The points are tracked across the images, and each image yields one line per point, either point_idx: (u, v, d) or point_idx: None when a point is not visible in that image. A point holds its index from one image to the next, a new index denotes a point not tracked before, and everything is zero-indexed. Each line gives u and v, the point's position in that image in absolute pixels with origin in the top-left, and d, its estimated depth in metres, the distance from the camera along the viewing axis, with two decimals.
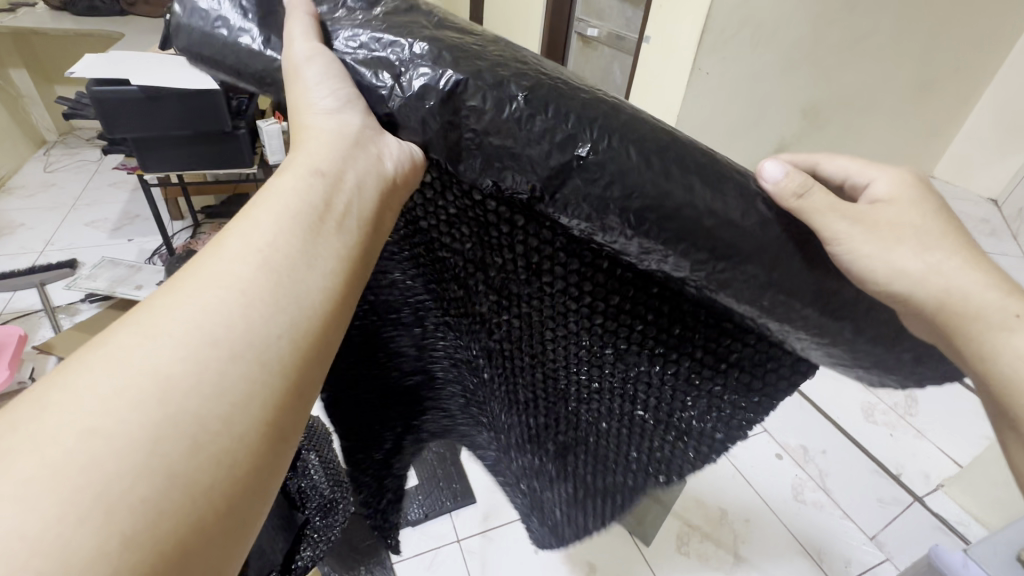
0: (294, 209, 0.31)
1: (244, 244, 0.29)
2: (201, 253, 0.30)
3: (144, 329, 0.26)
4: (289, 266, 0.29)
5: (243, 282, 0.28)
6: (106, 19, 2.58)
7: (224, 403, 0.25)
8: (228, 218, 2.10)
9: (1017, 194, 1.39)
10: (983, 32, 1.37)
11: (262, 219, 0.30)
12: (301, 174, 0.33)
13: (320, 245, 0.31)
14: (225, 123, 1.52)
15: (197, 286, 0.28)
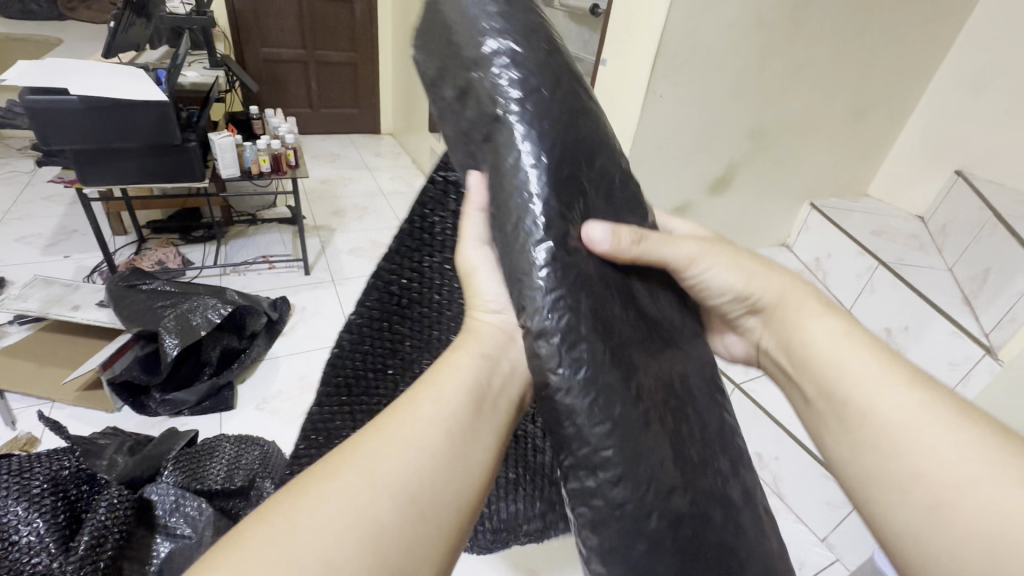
0: (473, 384, 0.40)
1: (435, 406, 0.38)
2: (401, 403, 0.38)
3: (364, 464, 0.34)
4: (465, 436, 0.37)
5: (444, 432, 0.37)
6: (42, 24, 2.44)
7: (433, 514, 0.34)
8: (178, 233, 2.01)
9: (940, 212, 1.54)
10: (909, 63, 1.49)
11: (454, 387, 0.39)
12: (473, 354, 0.42)
13: (485, 418, 0.40)
14: (175, 136, 1.46)
15: (401, 435, 0.36)
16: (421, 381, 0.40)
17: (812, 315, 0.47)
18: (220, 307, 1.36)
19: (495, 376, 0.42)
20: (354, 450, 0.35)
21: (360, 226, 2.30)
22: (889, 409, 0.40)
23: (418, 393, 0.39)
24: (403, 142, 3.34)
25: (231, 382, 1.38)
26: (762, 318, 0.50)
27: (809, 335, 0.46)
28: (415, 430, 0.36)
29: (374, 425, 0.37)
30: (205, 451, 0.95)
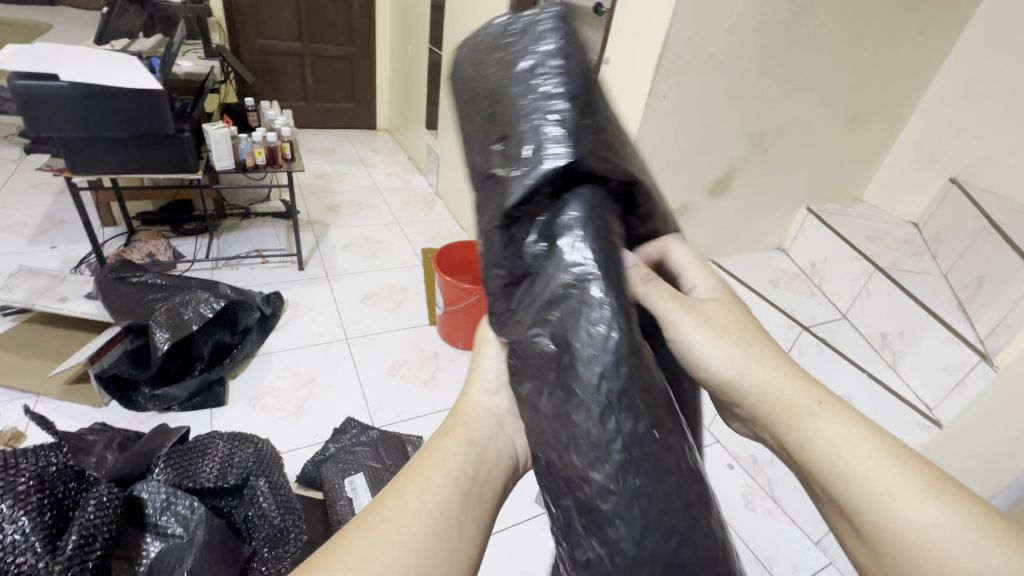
0: (458, 480, 0.43)
1: (418, 503, 0.41)
2: (384, 499, 0.41)
3: (351, 567, 0.37)
4: (447, 535, 0.40)
5: (429, 528, 0.40)
6: (33, 8, 2.39)
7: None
8: (169, 225, 1.97)
9: (935, 218, 1.55)
10: (910, 69, 1.49)
11: (438, 478, 0.43)
12: (460, 443, 0.46)
13: (467, 515, 0.42)
14: (168, 126, 1.43)
15: (384, 538, 0.39)
16: (407, 473, 0.43)
17: (808, 411, 0.45)
18: (213, 302, 1.33)
19: (479, 464, 0.45)
20: (339, 555, 0.38)
21: (355, 222, 2.28)
22: (907, 518, 0.39)
23: (403, 489, 0.42)
24: (399, 139, 3.31)
25: (222, 378, 1.36)
26: (755, 415, 0.47)
27: (812, 435, 0.44)
28: (401, 532, 0.39)
29: (356, 530, 0.40)
30: (197, 449, 0.91)
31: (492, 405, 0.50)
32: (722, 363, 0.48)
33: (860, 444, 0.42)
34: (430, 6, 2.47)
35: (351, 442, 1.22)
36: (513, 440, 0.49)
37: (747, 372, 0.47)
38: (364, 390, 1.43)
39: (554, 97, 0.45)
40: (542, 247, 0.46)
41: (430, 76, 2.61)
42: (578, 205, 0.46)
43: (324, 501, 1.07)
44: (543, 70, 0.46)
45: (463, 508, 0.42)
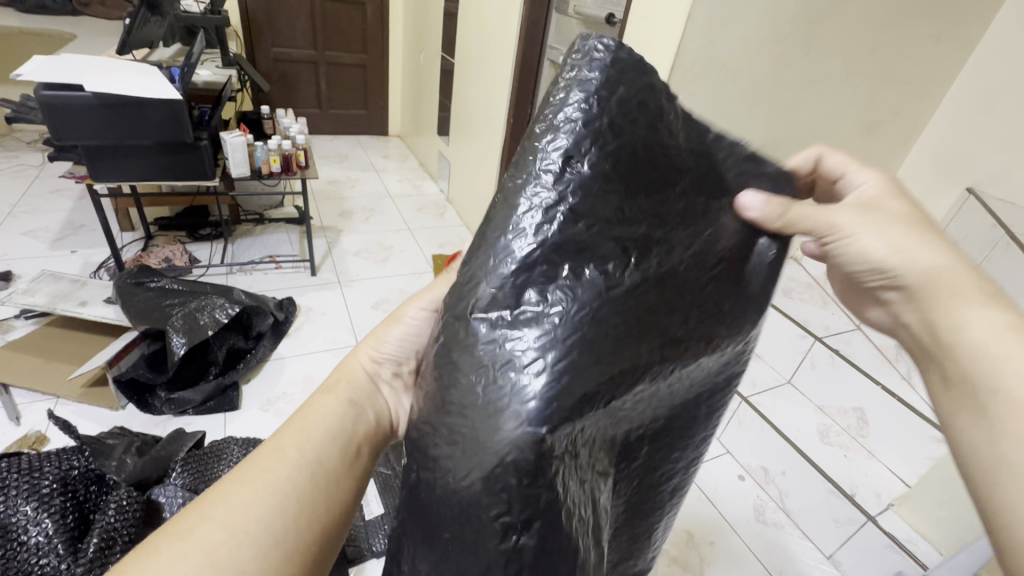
0: (333, 434, 0.45)
1: (294, 457, 0.41)
2: (256, 455, 0.41)
3: (219, 519, 0.37)
4: (320, 486, 0.42)
5: (305, 477, 0.41)
6: (57, 18, 2.45)
7: (289, 551, 0.38)
8: (184, 231, 2.00)
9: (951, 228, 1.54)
10: (925, 78, 1.48)
11: (318, 432, 0.44)
12: (340, 402, 0.47)
13: (341, 468, 0.44)
14: (188, 134, 1.46)
15: (254, 485, 0.39)
16: (286, 427, 0.44)
17: (971, 300, 0.40)
18: (228, 307, 1.35)
19: (358, 423, 0.47)
20: (212, 503, 0.38)
21: (367, 228, 2.30)
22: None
23: (280, 440, 0.42)
24: (410, 145, 3.34)
25: (236, 382, 1.38)
26: (903, 294, 0.44)
27: (960, 320, 0.40)
28: (275, 479, 0.40)
29: (227, 482, 0.40)
30: (213, 455, 0.94)
31: (373, 369, 0.52)
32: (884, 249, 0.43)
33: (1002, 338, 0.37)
34: (443, 14, 2.50)
35: None
36: (392, 404, 0.51)
37: (912, 257, 0.43)
38: None
39: (581, 145, 0.34)
40: (533, 302, 0.34)
41: (442, 84, 2.64)
42: (579, 284, 0.34)
43: None
44: (579, 109, 0.34)
45: (341, 462, 0.44)
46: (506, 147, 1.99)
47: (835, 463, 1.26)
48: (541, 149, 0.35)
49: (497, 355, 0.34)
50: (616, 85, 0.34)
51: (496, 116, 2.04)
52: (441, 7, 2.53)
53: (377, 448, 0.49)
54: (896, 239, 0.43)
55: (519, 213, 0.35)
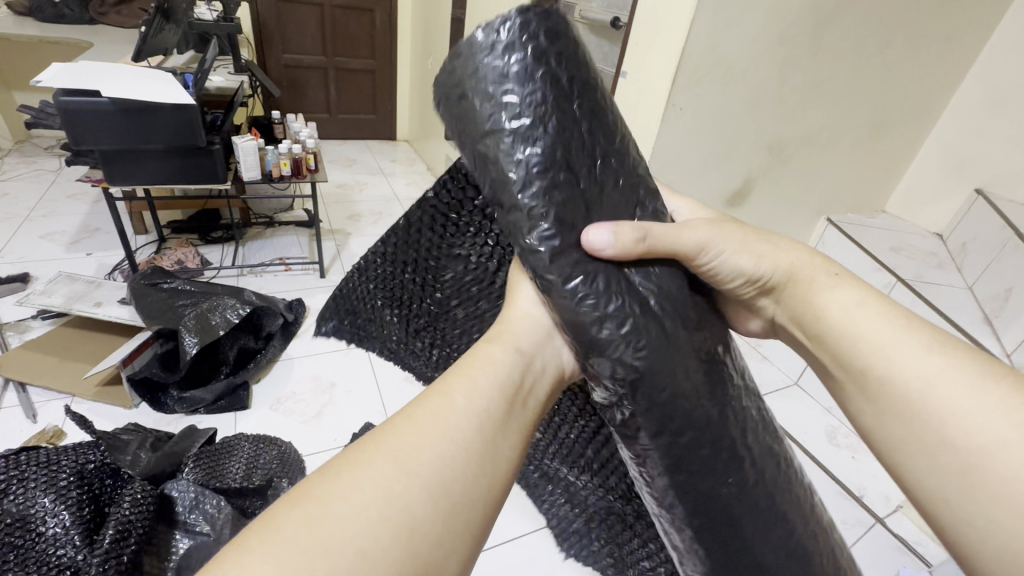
0: (505, 381, 0.39)
1: (467, 402, 0.36)
2: (429, 397, 0.36)
3: (396, 459, 0.31)
4: (493, 437, 0.35)
5: (476, 425, 0.35)
6: (74, 27, 2.52)
7: (463, 505, 0.32)
8: (196, 233, 2.04)
9: (959, 229, 1.53)
10: (932, 79, 1.48)
11: (483, 384, 0.37)
12: (506, 350, 0.41)
13: (513, 420, 0.37)
14: (200, 139, 1.48)
15: (434, 428, 0.33)
16: (448, 376, 0.38)
17: (827, 283, 0.46)
18: (239, 308, 1.37)
19: (526, 374, 0.40)
20: (382, 438, 0.33)
21: (375, 231, 2.33)
22: (907, 365, 0.39)
23: (449, 385, 0.37)
24: (418, 149, 3.37)
25: (246, 382, 1.40)
26: (774, 295, 0.49)
27: (820, 307, 0.45)
28: (448, 420, 0.34)
29: (395, 421, 0.34)
30: (223, 451, 0.96)
31: (540, 316, 0.43)
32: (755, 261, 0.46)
33: (873, 316, 0.42)
34: (450, 20, 2.53)
35: None
36: (559, 355, 0.44)
37: (777, 260, 0.48)
38: (382, 397, 1.46)
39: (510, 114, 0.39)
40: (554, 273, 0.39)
41: None
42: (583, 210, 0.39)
43: None
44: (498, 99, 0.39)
45: (507, 414, 0.37)
46: None
47: (845, 464, 1.25)
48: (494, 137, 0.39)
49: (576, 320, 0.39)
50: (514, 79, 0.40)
51: None
52: (447, 14, 2.56)
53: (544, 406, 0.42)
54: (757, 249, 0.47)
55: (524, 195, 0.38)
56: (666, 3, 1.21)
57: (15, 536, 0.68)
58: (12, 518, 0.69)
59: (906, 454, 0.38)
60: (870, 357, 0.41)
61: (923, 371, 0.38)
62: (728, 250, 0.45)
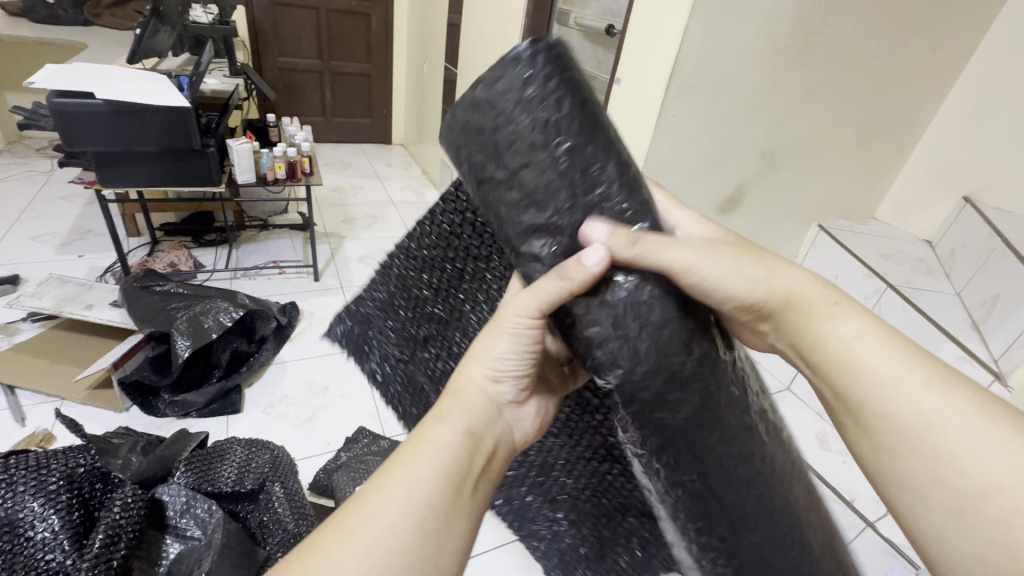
0: (454, 465, 0.40)
1: (409, 496, 0.38)
2: (373, 491, 0.38)
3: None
4: (435, 530, 0.38)
5: (415, 525, 0.37)
6: (68, 28, 2.50)
7: None
8: (190, 235, 2.03)
9: (947, 237, 1.55)
10: (920, 88, 1.50)
11: (429, 469, 0.39)
12: (455, 430, 0.42)
13: (459, 507, 0.39)
14: (195, 141, 1.48)
15: (372, 531, 0.36)
16: (395, 460, 0.40)
17: (827, 312, 0.44)
18: (232, 311, 1.37)
19: (475, 454, 0.42)
20: (326, 545, 0.36)
21: (370, 234, 2.32)
22: (922, 408, 0.38)
23: (393, 476, 0.39)
24: (413, 153, 3.38)
25: (239, 385, 1.39)
26: (772, 324, 0.47)
27: (823, 339, 0.44)
28: (386, 521, 0.36)
29: (338, 520, 0.37)
30: (216, 454, 0.93)
31: (494, 393, 0.46)
32: (742, 285, 0.45)
33: (884, 349, 0.41)
34: (446, 26, 2.54)
35: (361, 451, 1.26)
36: (507, 429, 0.46)
37: (772, 285, 0.46)
38: (376, 401, 1.45)
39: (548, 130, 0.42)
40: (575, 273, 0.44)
41: (445, 94, 2.67)
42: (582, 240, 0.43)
43: (335, 509, 1.13)
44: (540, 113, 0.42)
45: (453, 503, 0.39)
46: None
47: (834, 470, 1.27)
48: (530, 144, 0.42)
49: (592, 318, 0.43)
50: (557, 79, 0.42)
51: None
52: (444, 19, 2.57)
53: (496, 479, 0.44)
54: (749, 274, 0.45)
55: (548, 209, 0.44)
56: (660, 12, 1.23)
57: (3, 539, 0.68)
58: (1, 522, 0.69)
59: (907, 489, 0.38)
60: (871, 392, 0.40)
61: (926, 413, 0.38)
62: (716, 272, 0.44)
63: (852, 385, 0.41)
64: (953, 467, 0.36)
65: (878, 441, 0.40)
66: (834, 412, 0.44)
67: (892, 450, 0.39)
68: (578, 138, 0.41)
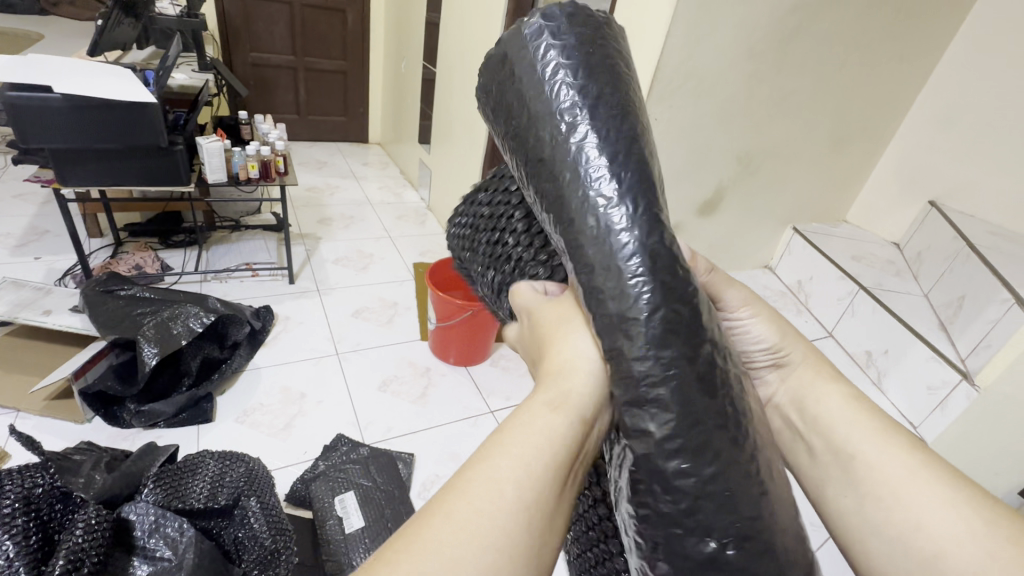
0: (558, 459, 0.36)
1: (517, 487, 0.34)
2: (475, 474, 0.34)
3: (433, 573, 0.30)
4: (541, 530, 0.34)
5: (526, 519, 0.33)
6: (22, 17, 2.37)
7: None
8: (156, 237, 1.95)
9: (915, 239, 1.61)
10: (890, 95, 1.55)
11: (537, 465, 0.35)
12: (562, 416, 0.38)
13: (561, 504, 0.36)
14: (162, 139, 1.42)
15: (470, 532, 0.32)
16: (500, 446, 0.36)
17: (823, 378, 0.50)
18: (203, 316, 1.32)
19: (579, 444, 0.38)
20: (425, 540, 0.31)
21: (346, 235, 2.27)
22: (889, 471, 0.43)
23: (498, 459, 0.35)
24: (391, 153, 3.33)
25: (210, 394, 1.34)
26: (780, 373, 0.52)
27: (822, 396, 0.49)
28: (495, 515, 0.33)
29: (444, 506, 0.33)
30: (187, 468, 0.89)
31: (592, 368, 0.40)
32: (775, 335, 0.50)
33: (862, 421, 0.46)
34: (425, 23, 2.51)
35: (340, 460, 1.24)
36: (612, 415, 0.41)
37: (788, 340, 0.51)
38: (355, 407, 1.42)
39: (575, 97, 0.42)
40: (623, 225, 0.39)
41: (423, 92, 2.64)
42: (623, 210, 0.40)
43: (313, 520, 1.11)
44: (568, 89, 0.42)
45: (557, 500, 0.36)
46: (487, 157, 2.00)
47: None
48: (558, 105, 0.42)
49: (612, 273, 0.39)
50: (584, 48, 0.43)
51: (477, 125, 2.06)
52: (422, 17, 2.54)
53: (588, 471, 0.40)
54: (781, 326, 0.51)
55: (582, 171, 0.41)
56: (642, 15, 1.23)
57: None
58: None
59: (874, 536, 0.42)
60: (858, 454, 0.45)
61: (894, 476, 0.42)
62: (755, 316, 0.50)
63: (847, 436, 0.46)
64: (927, 520, 0.40)
65: (864, 492, 0.43)
66: (820, 468, 0.47)
67: (877, 499, 0.42)
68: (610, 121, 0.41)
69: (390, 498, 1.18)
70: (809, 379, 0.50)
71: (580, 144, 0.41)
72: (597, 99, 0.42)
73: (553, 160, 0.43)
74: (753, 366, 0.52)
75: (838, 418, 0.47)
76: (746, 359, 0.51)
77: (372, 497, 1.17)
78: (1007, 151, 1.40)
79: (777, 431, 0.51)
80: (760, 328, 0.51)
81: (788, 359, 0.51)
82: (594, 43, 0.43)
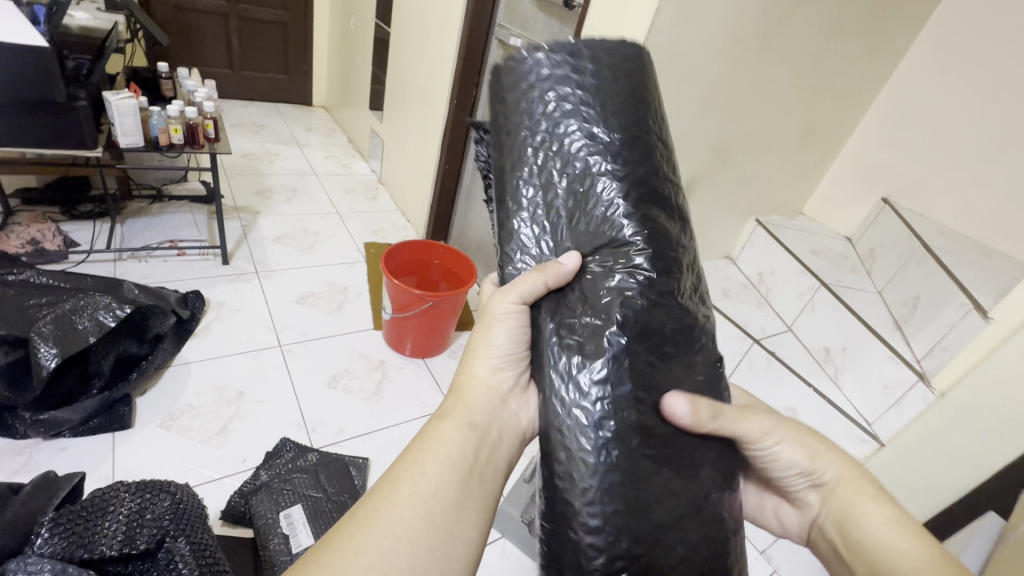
0: (460, 457, 0.48)
1: (430, 478, 0.46)
2: (402, 468, 0.46)
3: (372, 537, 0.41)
4: (454, 506, 0.45)
5: (433, 509, 0.44)
6: None
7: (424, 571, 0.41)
8: (57, 207, 1.68)
9: (868, 235, 1.64)
10: (855, 92, 1.55)
11: (437, 463, 0.47)
12: (461, 425, 0.51)
13: (473, 491, 0.47)
14: (59, 93, 1.19)
15: (399, 508, 0.43)
16: (410, 455, 0.47)
17: (866, 500, 0.53)
18: (116, 308, 1.13)
19: (480, 444, 0.51)
20: (369, 514, 0.43)
21: (288, 211, 2.06)
22: None
23: (424, 453, 0.47)
24: (338, 118, 3.06)
25: (128, 396, 1.16)
26: (821, 494, 0.56)
27: (865, 521, 0.52)
28: (416, 492, 0.45)
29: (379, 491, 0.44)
30: (96, 507, 0.75)
31: (495, 382, 0.55)
32: (807, 458, 0.55)
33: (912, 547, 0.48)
34: None
35: (285, 469, 1.12)
36: (513, 416, 0.55)
37: (820, 458, 0.56)
38: (301, 406, 1.29)
39: (591, 128, 0.52)
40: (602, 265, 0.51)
41: (376, 54, 2.41)
42: (620, 248, 0.50)
43: (254, 541, 0.98)
44: (574, 118, 0.52)
45: (464, 490, 0.47)
46: (447, 130, 1.84)
47: None
48: (573, 119, 0.52)
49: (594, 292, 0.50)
50: (618, 93, 0.53)
51: (437, 94, 1.89)
52: None
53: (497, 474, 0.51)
54: (811, 449, 0.55)
55: (585, 193, 0.52)
56: None
57: None
58: None
59: None
60: None
61: None
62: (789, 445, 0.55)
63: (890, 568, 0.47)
64: None
65: None
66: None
67: None
68: (613, 158, 0.51)
69: (343, 507, 1.07)
70: (848, 499, 0.54)
71: (593, 173, 0.51)
72: (607, 136, 0.52)
73: (566, 163, 0.52)
74: (793, 488, 0.57)
75: (881, 540, 0.50)
76: (781, 479, 0.57)
77: (321, 508, 1.06)
78: (956, 152, 1.45)
79: (827, 551, 0.55)
80: (788, 451, 0.55)
81: (824, 480, 0.56)
82: (625, 77, 0.53)
